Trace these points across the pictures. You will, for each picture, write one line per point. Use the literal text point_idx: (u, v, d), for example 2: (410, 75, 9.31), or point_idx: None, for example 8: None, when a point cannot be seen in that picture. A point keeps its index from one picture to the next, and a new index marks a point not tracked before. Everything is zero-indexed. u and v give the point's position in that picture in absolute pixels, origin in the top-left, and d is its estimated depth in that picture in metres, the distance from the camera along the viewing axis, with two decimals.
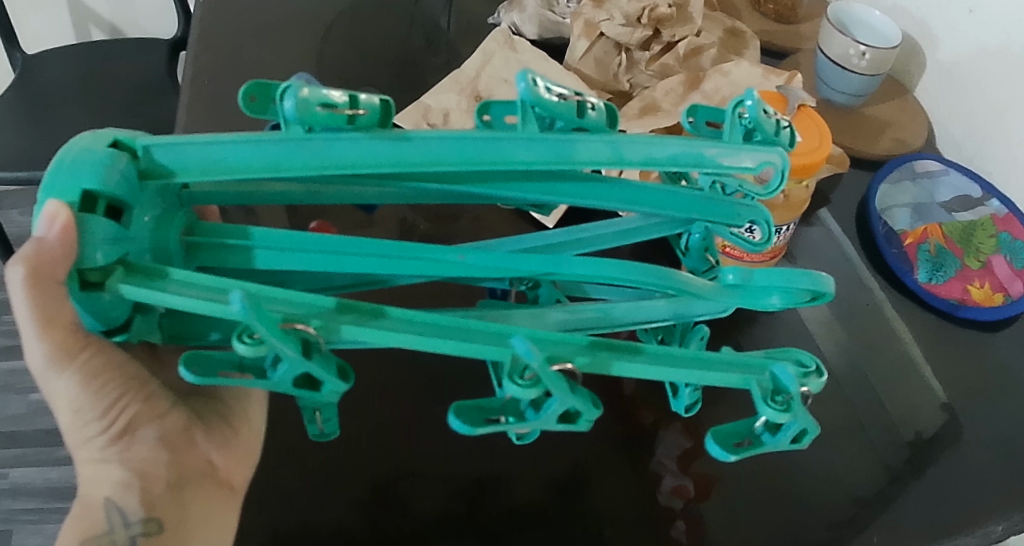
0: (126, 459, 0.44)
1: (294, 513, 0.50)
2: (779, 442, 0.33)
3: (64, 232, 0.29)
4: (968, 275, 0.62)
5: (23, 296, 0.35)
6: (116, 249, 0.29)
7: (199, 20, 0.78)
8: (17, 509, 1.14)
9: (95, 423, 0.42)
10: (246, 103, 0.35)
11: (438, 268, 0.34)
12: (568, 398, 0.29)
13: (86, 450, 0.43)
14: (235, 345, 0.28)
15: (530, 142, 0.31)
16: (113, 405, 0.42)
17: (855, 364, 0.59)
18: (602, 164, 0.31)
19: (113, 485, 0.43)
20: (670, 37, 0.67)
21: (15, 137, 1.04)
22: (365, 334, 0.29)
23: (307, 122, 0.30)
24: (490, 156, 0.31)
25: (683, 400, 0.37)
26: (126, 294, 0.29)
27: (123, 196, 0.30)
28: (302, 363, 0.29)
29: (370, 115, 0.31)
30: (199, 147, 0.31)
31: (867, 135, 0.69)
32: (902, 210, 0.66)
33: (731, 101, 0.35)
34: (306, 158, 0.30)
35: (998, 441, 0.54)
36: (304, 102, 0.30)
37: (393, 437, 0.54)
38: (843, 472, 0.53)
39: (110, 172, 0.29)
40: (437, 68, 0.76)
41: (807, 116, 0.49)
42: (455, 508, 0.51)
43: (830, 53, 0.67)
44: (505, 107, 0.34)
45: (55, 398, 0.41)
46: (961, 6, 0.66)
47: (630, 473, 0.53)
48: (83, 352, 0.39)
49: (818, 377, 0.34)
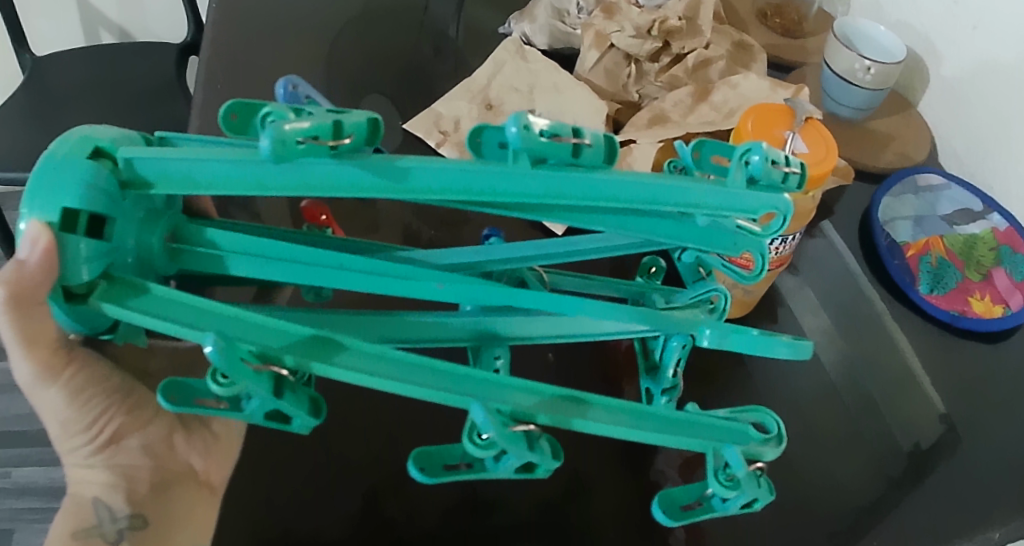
0: (109, 462, 0.45)
1: (299, 514, 0.51)
2: (728, 509, 0.35)
3: (45, 254, 0.29)
4: (968, 287, 0.63)
5: (6, 319, 0.36)
6: (98, 264, 0.31)
7: (210, 26, 0.79)
8: (21, 509, 1.14)
9: (81, 434, 0.44)
10: (227, 121, 0.36)
11: (418, 293, 0.35)
12: (524, 455, 0.30)
13: (74, 454, 0.45)
14: (210, 386, 0.29)
15: (514, 175, 0.31)
16: (98, 416, 0.44)
17: (853, 375, 0.59)
18: (578, 200, 0.32)
19: (100, 486, 0.45)
20: (679, 49, 0.68)
21: (23, 138, 1.05)
22: (334, 371, 0.30)
23: (285, 157, 0.29)
24: (475, 187, 0.31)
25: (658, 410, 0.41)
26: (107, 311, 0.30)
27: (105, 213, 0.30)
28: (273, 401, 0.30)
29: (356, 140, 0.30)
30: (178, 162, 0.30)
31: (871, 148, 0.70)
32: (904, 222, 0.67)
33: (740, 146, 0.35)
34: (292, 182, 0.30)
35: (996, 452, 0.55)
36: (281, 139, 0.28)
37: (397, 440, 0.55)
38: (842, 480, 0.53)
39: (90, 189, 0.30)
40: (446, 76, 0.77)
41: (813, 128, 0.49)
42: (456, 512, 0.52)
43: (837, 68, 0.68)
44: (498, 132, 0.34)
45: (44, 415, 0.43)
46: (965, 23, 0.67)
47: (631, 480, 0.53)
48: (67, 370, 0.42)
49: (775, 447, 0.36)
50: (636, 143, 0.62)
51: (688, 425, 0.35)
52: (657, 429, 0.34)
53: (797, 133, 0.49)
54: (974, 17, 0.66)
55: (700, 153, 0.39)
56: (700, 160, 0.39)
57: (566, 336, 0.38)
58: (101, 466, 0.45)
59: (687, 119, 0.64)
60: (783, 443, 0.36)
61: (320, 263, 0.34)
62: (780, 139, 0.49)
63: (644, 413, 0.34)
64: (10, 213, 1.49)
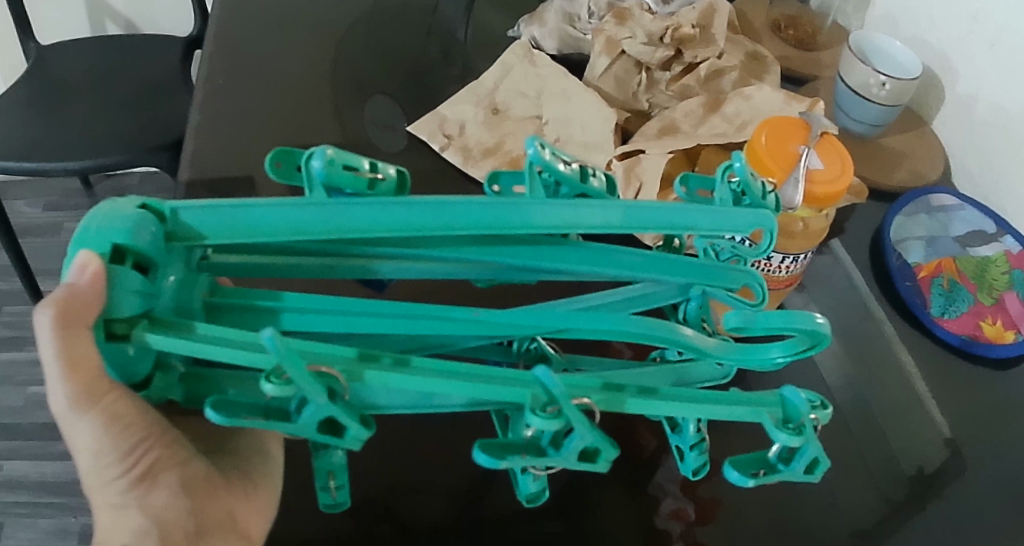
0: (146, 508, 0.39)
1: (287, 522, 0.49)
2: (797, 467, 0.33)
3: (94, 282, 0.28)
4: (980, 311, 0.61)
5: (50, 338, 0.31)
6: (143, 302, 0.29)
7: (215, 22, 0.78)
8: (11, 502, 1.13)
9: (115, 465, 0.38)
10: (273, 168, 0.34)
11: (454, 326, 0.33)
12: (589, 435, 0.29)
13: (104, 494, 0.39)
14: (263, 386, 0.27)
15: (532, 209, 0.31)
16: (134, 449, 0.37)
17: (859, 396, 0.58)
18: (596, 229, 0.32)
19: (130, 533, 0.39)
20: (691, 58, 0.67)
21: (25, 127, 1.04)
22: (391, 380, 0.28)
23: (331, 184, 0.31)
24: (502, 221, 0.31)
25: (689, 464, 0.39)
26: (153, 345, 0.28)
27: (153, 254, 0.29)
28: (330, 406, 0.28)
29: (388, 181, 0.33)
30: (228, 211, 0.30)
31: (883, 165, 0.69)
32: (917, 243, 0.65)
33: (721, 166, 0.37)
34: (326, 222, 0.30)
35: (1001, 478, 0.54)
36: (332, 163, 0.31)
37: (393, 454, 0.53)
38: (843, 503, 0.52)
39: (141, 229, 0.29)
40: (453, 78, 0.76)
41: (829, 144, 0.48)
42: (451, 523, 0.50)
43: (851, 82, 0.67)
44: (513, 176, 0.37)
45: (77, 443, 0.37)
46: (983, 41, 0.65)
47: (629, 496, 0.51)
48: (110, 395, 0.34)
49: (827, 408, 0.34)
50: (644, 154, 0.61)
51: (740, 398, 0.34)
52: (711, 404, 0.33)
53: (812, 148, 0.47)
54: (992, 34, 0.65)
55: (688, 189, 0.39)
56: (691, 195, 0.39)
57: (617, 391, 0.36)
58: (137, 507, 0.39)
59: (698, 130, 0.62)
60: (829, 407, 0.34)
61: (354, 310, 0.33)
62: (792, 155, 0.47)
63: (694, 397, 0.33)
64: (10, 201, 1.49)
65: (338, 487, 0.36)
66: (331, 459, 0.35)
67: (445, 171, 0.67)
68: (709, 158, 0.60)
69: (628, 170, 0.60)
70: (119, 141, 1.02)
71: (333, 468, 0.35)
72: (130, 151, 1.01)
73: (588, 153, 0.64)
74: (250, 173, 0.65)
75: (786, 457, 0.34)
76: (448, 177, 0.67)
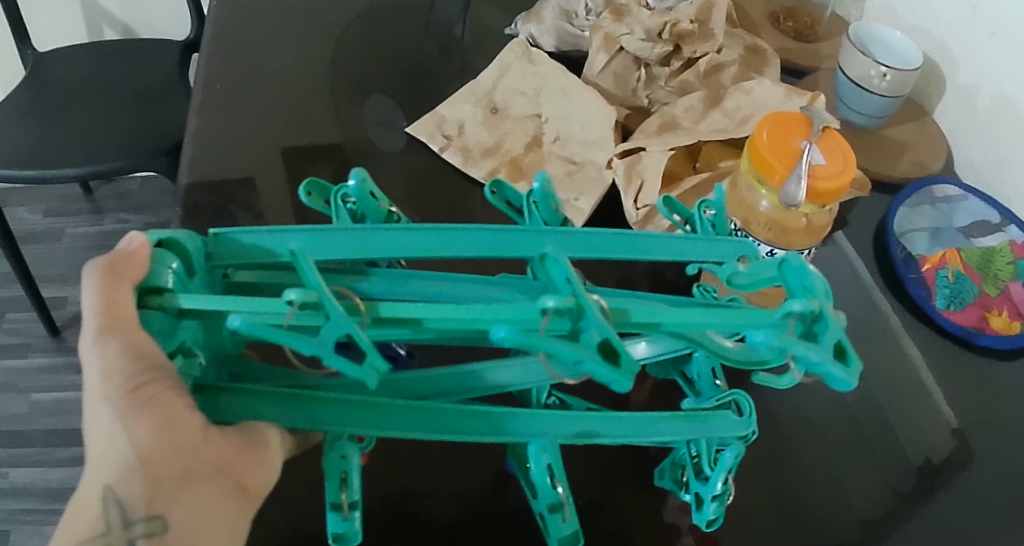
0: (134, 439, 0.33)
1: (289, 521, 0.49)
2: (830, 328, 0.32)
3: (139, 251, 0.33)
4: (986, 302, 0.61)
5: (94, 282, 0.32)
6: (178, 284, 0.33)
7: (212, 26, 0.77)
8: (17, 510, 1.13)
9: (117, 391, 0.33)
10: (305, 196, 0.42)
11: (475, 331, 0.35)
12: (604, 322, 0.29)
13: (100, 417, 0.34)
14: (286, 293, 0.29)
15: (538, 238, 0.36)
16: (138, 377, 0.32)
17: (866, 389, 0.57)
18: (586, 253, 0.37)
19: (114, 470, 0.34)
20: (690, 53, 0.66)
21: (22, 134, 1.03)
22: (405, 310, 0.30)
23: (360, 204, 0.40)
24: (511, 246, 0.36)
25: (706, 513, 0.42)
26: (184, 305, 0.31)
27: (195, 254, 0.34)
28: (346, 320, 0.29)
29: (402, 216, 0.42)
30: (261, 237, 0.36)
31: (885, 157, 0.69)
32: (920, 234, 0.65)
33: (700, 201, 0.43)
34: (351, 247, 0.35)
35: (1009, 467, 0.53)
36: (366, 183, 0.39)
37: (396, 458, 0.52)
38: (850, 494, 0.51)
39: (190, 238, 0.35)
40: (452, 76, 0.76)
41: (830, 138, 0.48)
42: (462, 521, 0.50)
43: (851, 73, 0.67)
44: (512, 186, 0.45)
45: (88, 362, 0.33)
46: (983, 29, 0.65)
47: (638, 495, 0.51)
48: (134, 331, 0.32)
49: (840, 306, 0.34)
50: (645, 150, 0.60)
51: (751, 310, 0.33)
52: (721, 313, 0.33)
53: (814, 143, 0.47)
54: (993, 23, 0.64)
55: (669, 209, 0.45)
56: (669, 215, 0.45)
57: (631, 433, 0.37)
58: (126, 434, 0.33)
59: (698, 126, 0.62)
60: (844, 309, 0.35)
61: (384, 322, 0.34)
62: (795, 151, 0.47)
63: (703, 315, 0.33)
64: (11, 208, 1.49)
65: (352, 504, 0.36)
66: (347, 460, 0.36)
67: (446, 172, 0.67)
68: (710, 155, 0.61)
69: (629, 167, 0.60)
70: (117, 147, 1.01)
71: (346, 470, 0.36)
72: (131, 156, 1.01)
73: (589, 151, 0.64)
74: (250, 173, 0.65)
75: (812, 336, 0.33)
76: (449, 178, 0.66)
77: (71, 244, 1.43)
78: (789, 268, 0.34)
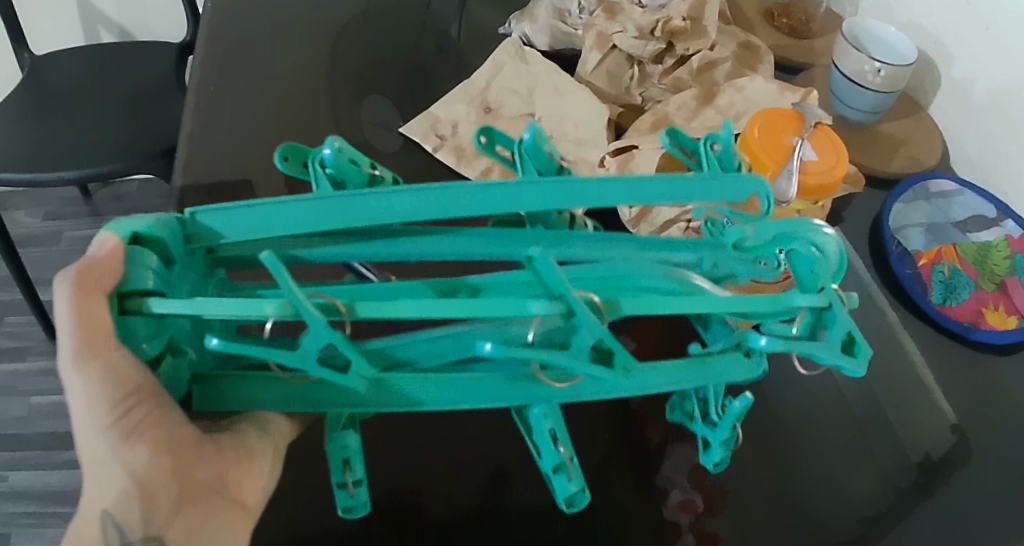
0: (128, 464, 0.35)
1: (285, 523, 0.48)
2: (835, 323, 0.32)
3: (111, 254, 0.31)
4: (982, 297, 0.61)
5: (70, 301, 0.32)
6: (158, 283, 0.32)
7: (206, 27, 0.77)
8: (18, 513, 1.13)
9: (106, 416, 0.34)
10: (282, 163, 0.41)
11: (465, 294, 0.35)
12: (594, 324, 0.29)
13: (92, 443, 0.35)
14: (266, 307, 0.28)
15: (525, 193, 0.34)
16: (124, 401, 0.33)
17: (864, 386, 0.57)
18: (585, 203, 0.34)
19: (113, 495, 0.35)
20: (683, 50, 0.66)
21: (20, 138, 1.04)
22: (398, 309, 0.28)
23: (338, 171, 0.39)
24: (500, 204, 0.34)
25: (712, 456, 0.43)
26: (161, 312, 0.30)
27: (169, 243, 0.33)
28: (327, 333, 0.28)
29: (384, 176, 0.41)
30: (240, 212, 0.34)
31: (880, 152, 0.69)
32: (915, 230, 0.65)
33: (707, 136, 0.41)
34: (335, 216, 0.33)
35: (1006, 462, 0.53)
36: (341, 152, 0.39)
37: (391, 458, 0.52)
38: (847, 490, 0.51)
39: (163, 227, 0.33)
40: (447, 76, 0.76)
41: (822, 134, 0.48)
42: (457, 523, 0.50)
43: (845, 69, 0.67)
44: (500, 133, 0.44)
45: (72, 392, 0.34)
46: (978, 24, 0.65)
47: (636, 489, 0.51)
48: (116, 351, 0.32)
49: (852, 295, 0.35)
50: (637, 148, 0.60)
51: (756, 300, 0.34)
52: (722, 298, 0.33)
53: (806, 140, 0.47)
54: (987, 18, 0.64)
55: (674, 141, 0.43)
56: (674, 148, 0.43)
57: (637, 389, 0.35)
58: (118, 460, 0.35)
59: (692, 123, 0.62)
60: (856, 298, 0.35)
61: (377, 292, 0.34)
62: (787, 147, 0.47)
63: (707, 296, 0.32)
64: (10, 212, 1.49)
65: (356, 482, 0.36)
66: (348, 447, 0.36)
67: (441, 172, 0.67)
68: None
69: (622, 165, 0.60)
70: (114, 149, 1.02)
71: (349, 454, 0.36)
72: (127, 158, 1.01)
73: (583, 149, 0.65)
74: (247, 176, 0.65)
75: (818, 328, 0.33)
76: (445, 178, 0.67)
77: (70, 246, 1.43)
78: (797, 257, 0.35)
